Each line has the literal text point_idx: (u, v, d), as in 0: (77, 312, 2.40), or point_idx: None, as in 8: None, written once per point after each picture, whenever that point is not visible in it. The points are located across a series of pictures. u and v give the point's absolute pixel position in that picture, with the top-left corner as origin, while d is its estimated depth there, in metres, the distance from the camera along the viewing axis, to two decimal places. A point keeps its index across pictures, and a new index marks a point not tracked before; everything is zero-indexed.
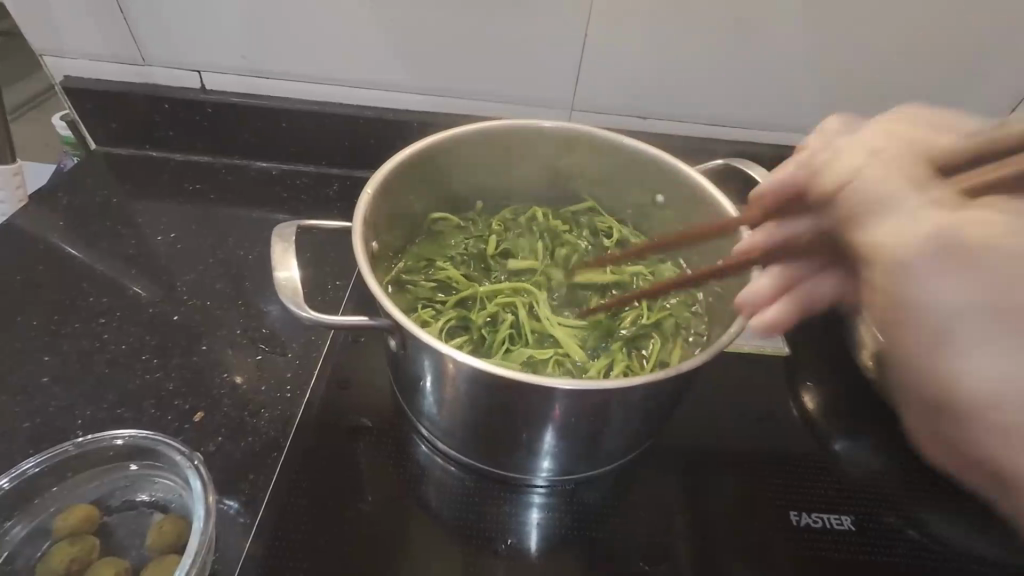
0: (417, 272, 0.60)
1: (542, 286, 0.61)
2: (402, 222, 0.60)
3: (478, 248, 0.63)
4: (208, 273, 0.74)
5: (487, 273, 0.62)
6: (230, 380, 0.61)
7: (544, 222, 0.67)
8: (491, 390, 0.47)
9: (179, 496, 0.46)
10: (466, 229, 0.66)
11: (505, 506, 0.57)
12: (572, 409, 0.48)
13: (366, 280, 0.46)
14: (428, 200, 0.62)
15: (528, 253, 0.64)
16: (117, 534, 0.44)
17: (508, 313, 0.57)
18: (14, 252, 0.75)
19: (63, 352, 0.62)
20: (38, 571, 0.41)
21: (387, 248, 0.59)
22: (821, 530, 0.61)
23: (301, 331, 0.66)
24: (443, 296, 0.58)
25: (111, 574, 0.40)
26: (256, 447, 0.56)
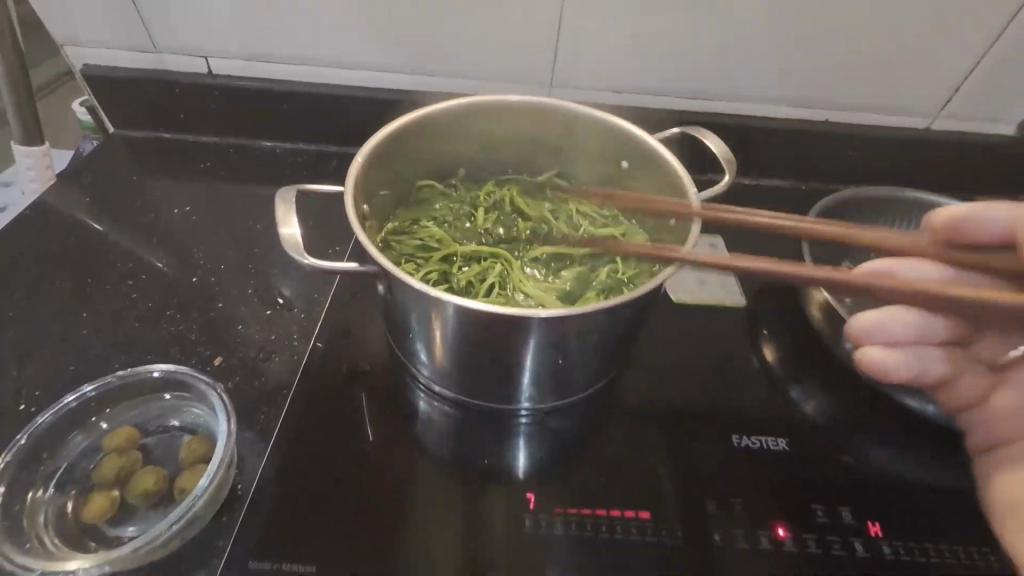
0: (405, 232, 0.67)
1: (518, 244, 0.67)
2: (391, 188, 0.67)
3: (461, 211, 0.70)
4: (221, 242, 0.83)
5: (469, 231, 0.68)
6: (243, 331, 0.69)
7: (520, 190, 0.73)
8: (466, 326, 0.54)
9: (205, 421, 0.54)
10: (449, 195, 0.73)
11: (484, 435, 0.64)
12: (542, 342, 0.55)
13: (357, 233, 0.54)
14: (413, 169, 0.69)
15: (506, 214, 0.70)
16: (157, 448, 0.52)
17: (487, 266, 0.62)
18: (46, 225, 0.84)
19: (97, 309, 0.71)
20: (94, 476, 0.49)
21: (378, 211, 0.66)
22: (797, 456, 0.62)
23: (306, 291, 0.74)
24: (427, 253, 0.64)
25: (154, 479, 0.49)
26: (268, 386, 0.64)
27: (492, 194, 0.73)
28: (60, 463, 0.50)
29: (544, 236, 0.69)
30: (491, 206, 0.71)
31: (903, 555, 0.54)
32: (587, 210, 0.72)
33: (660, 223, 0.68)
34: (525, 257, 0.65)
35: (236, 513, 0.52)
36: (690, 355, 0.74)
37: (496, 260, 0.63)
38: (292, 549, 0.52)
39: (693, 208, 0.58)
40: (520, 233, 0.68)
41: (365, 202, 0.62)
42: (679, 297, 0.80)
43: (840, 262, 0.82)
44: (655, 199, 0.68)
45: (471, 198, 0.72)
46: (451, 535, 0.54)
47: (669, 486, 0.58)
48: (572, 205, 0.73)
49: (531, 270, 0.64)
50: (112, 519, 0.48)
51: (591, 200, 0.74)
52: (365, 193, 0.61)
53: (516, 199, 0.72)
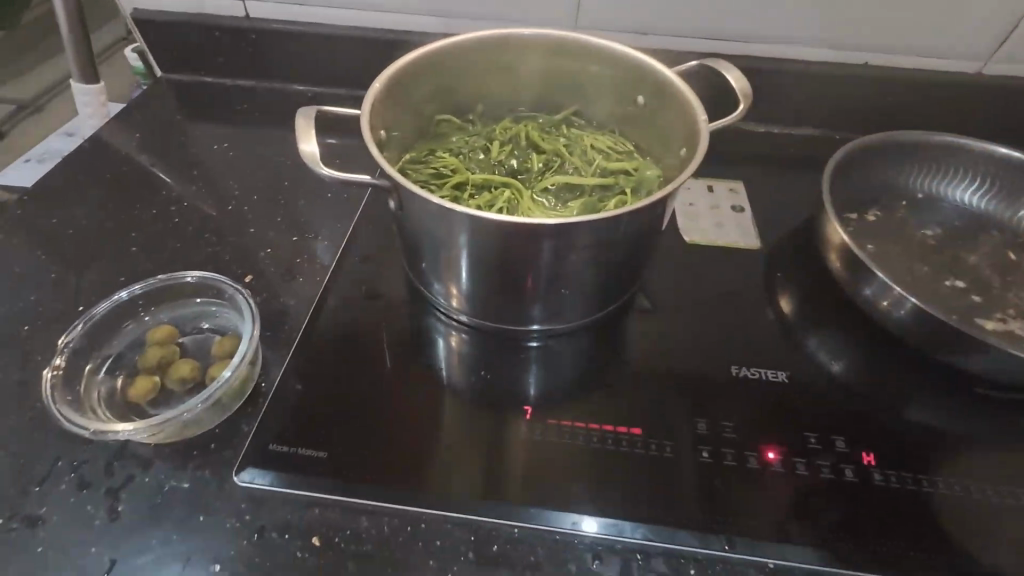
0: (421, 161, 0.69)
1: (529, 177, 0.68)
2: (409, 118, 0.69)
3: (477, 144, 0.72)
4: (256, 177, 0.88)
5: (483, 163, 0.70)
6: (271, 254, 0.74)
7: (535, 129, 0.74)
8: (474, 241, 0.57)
9: (234, 324, 0.59)
10: (466, 130, 0.75)
11: (491, 354, 0.66)
12: (545, 256, 0.58)
13: (370, 146, 0.56)
14: (432, 101, 0.71)
15: (520, 148, 0.72)
16: (193, 343, 0.58)
17: (498, 194, 0.65)
18: (101, 157, 0.91)
19: (144, 231, 0.78)
20: (139, 363, 0.55)
21: (396, 140, 0.68)
22: (796, 389, 0.64)
23: (332, 222, 0.79)
24: (441, 180, 0.67)
25: (189, 368, 0.55)
26: (293, 302, 0.69)
27: (509, 129, 0.74)
28: (112, 350, 0.56)
29: (556, 169, 0.70)
30: (506, 139, 0.73)
31: (893, 483, 0.55)
32: (601, 145, 0.73)
33: (674, 157, 0.68)
34: (535, 187, 0.67)
35: (260, 404, 0.57)
36: (698, 294, 0.74)
37: (507, 188, 0.65)
38: (310, 434, 0.55)
39: (703, 133, 0.58)
40: (533, 166, 0.69)
41: (383, 128, 0.65)
42: (693, 239, 0.80)
43: (866, 209, 0.80)
44: (670, 131, 0.68)
45: (487, 133, 0.74)
46: (456, 431, 0.57)
47: (667, 407, 0.60)
48: (588, 143, 0.73)
49: (540, 198, 0.66)
50: (154, 398, 0.54)
51: (606, 137, 0.75)
52: (383, 119, 0.64)
53: (530, 134, 0.73)
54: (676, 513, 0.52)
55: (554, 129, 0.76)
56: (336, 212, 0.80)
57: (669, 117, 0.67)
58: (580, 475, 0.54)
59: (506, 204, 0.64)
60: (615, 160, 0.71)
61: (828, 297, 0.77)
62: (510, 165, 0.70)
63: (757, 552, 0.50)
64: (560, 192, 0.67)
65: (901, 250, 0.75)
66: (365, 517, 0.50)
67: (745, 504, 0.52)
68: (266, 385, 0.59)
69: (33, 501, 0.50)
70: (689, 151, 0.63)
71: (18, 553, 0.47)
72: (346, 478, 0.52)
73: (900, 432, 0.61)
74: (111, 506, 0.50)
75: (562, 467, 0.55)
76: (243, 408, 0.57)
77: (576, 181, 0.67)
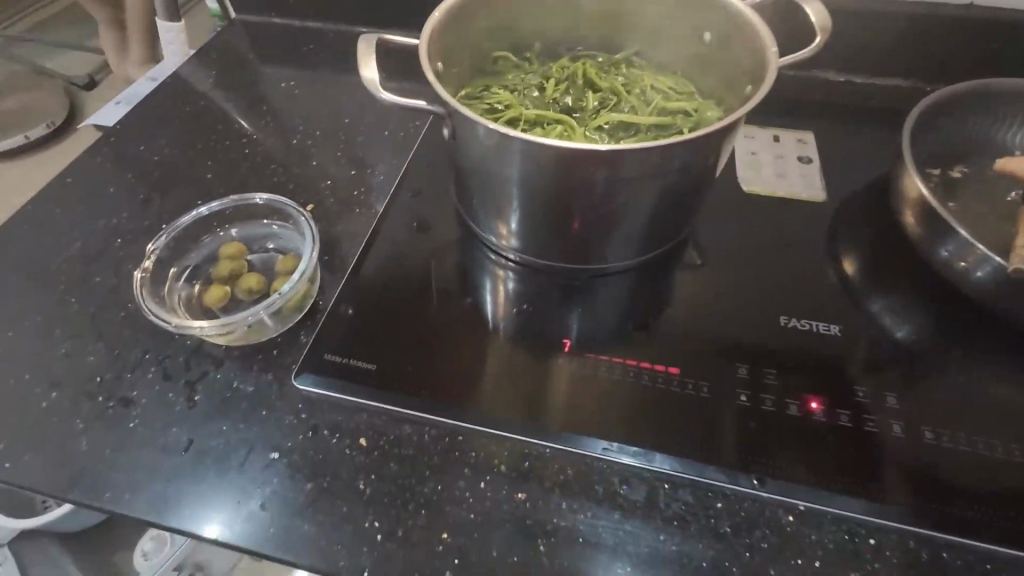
0: (476, 97, 0.70)
1: (583, 116, 0.67)
2: (466, 52, 0.69)
3: (533, 82, 0.71)
4: (319, 115, 0.91)
5: (538, 101, 0.69)
6: (331, 186, 0.78)
7: (593, 67, 0.72)
8: (524, 174, 0.57)
9: (296, 244, 0.64)
10: (523, 68, 0.74)
11: (535, 291, 0.68)
12: (594, 190, 0.57)
13: (425, 72, 0.57)
14: (490, 37, 0.71)
15: (576, 86, 0.71)
16: (260, 259, 0.63)
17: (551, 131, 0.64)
18: (182, 92, 0.97)
19: (218, 161, 0.83)
20: (213, 273, 0.61)
21: (452, 74, 0.69)
22: (850, 345, 0.61)
23: (388, 158, 0.81)
24: (494, 115, 0.67)
25: (257, 281, 0.60)
26: (349, 231, 0.72)
27: (566, 67, 0.73)
28: (191, 260, 0.62)
29: (611, 108, 0.69)
30: (562, 77, 0.72)
31: (945, 442, 0.53)
32: (661, 86, 0.70)
33: (738, 97, 0.65)
34: (589, 125, 0.66)
35: (318, 318, 0.62)
36: (751, 245, 0.72)
37: (560, 126, 0.65)
38: (362, 349, 0.60)
39: (772, 67, 0.55)
40: (588, 104, 0.68)
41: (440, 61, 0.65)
42: (752, 189, 0.76)
43: (951, 164, 0.73)
44: (737, 68, 0.64)
45: (543, 70, 0.73)
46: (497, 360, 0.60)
47: (709, 352, 0.60)
48: (647, 82, 0.70)
49: (593, 136, 0.65)
50: (225, 305, 0.59)
51: (666, 76, 0.72)
52: (440, 49, 0.64)
53: (587, 72, 0.72)
54: (707, 448, 0.52)
55: (612, 68, 0.74)
56: (392, 149, 0.83)
57: (736, 52, 0.63)
58: (613, 405, 0.55)
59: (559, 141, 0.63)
60: (674, 101, 0.69)
61: (898, 256, 0.72)
62: (565, 102, 0.69)
63: (789, 493, 0.50)
64: (614, 131, 0.66)
65: (987, 210, 0.69)
66: (407, 425, 0.54)
67: (780, 448, 0.52)
68: (323, 302, 0.64)
69: (126, 385, 0.57)
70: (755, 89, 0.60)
71: (114, 425, 0.54)
72: (395, 389, 0.56)
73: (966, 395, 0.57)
74: (190, 395, 0.56)
75: (596, 396, 0.56)
76: (302, 321, 0.61)
77: (632, 120, 0.65)
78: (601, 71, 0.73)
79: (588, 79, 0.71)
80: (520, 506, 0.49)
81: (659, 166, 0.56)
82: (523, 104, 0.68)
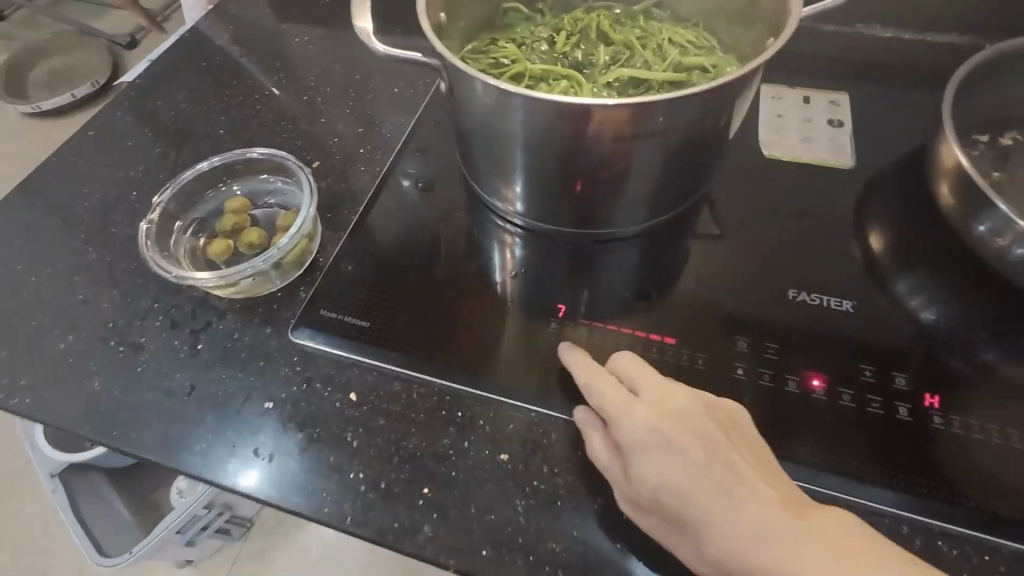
0: (482, 51, 0.67)
1: (592, 72, 0.64)
2: (473, 3, 0.66)
3: (543, 35, 0.68)
4: (331, 71, 0.90)
5: (546, 55, 0.66)
6: (339, 143, 0.77)
7: (607, 20, 0.68)
8: (523, 132, 0.55)
9: (298, 201, 0.64)
10: (534, 20, 0.70)
11: (535, 257, 0.66)
12: (597, 149, 0.55)
13: (422, 20, 0.54)
14: None
15: (588, 40, 0.67)
16: (263, 214, 0.64)
17: (556, 86, 0.61)
18: (200, 47, 0.97)
19: (231, 116, 0.84)
20: (216, 227, 0.62)
21: (458, 26, 0.66)
22: (865, 323, 0.58)
23: (396, 115, 0.80)
24: (499, 70, 0.64)
25: (256, 235, 0.60)
26: (353, 188, 0.72)
27: (579, 20, 0.69)
28: (197, 214, 0.63)
29: (623, 63, 0.65)
30: (575, 31, 0.68)
31: (956, 428, 0.50)
32: (679, 39, 0.66)
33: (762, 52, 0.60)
34: (598, 82, 0.62)
35: (318, 275, 0.63)
36: (768, 214, 0.68)
37: (566, 81, 0.61)
38: (359, 308, 0.60)
39: (796, 16, 0.50)
40: (598, 59, 0.65)
41: (444, 12, 0.62)
42: (774, 154, 0.72)
43: (999, 130, 0.67)
44: (763, 19, 0.59)
45: (554, 23, 0.69)
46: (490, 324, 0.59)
47: (710, 325, 0.58)
48: (664, 36, 0.66)
49: (602, 93, 0.62)
50: (227, 258, 0.60)
51: (687, 29, 0.67)
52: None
53: (600, 25, 0.68)
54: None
55: (629, 20, 0.69)
56: (401, 107, 0.81)
57: (762, 1, 0.58)
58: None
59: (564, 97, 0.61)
60: (692, 56, 0.64)
61: (929, 232, 0.67)
62: (575, 57, 0.65)
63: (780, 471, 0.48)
64: (623, 87, 0.62)
65: None
66: (397, 382, 0.54)
67: (774, 426, 0.50)
68: (323, 259, 0.64)
69: (136, 331, 0.59)
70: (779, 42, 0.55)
71: (124, 369, 0.57)
72: (386, 346, 0.57)
73: (985, 382, 0.54)
74: (193, 343, 0.58)
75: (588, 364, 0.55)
76: (303, 277, 0.62)
77: (643, 77, 0.61)
78: (616, 23, 0.69)
79: (602, 32, 0.67)
80: (502, 467, 0.49)
81: (666, 124, 0.52)
82: (530, 59, 0.65)
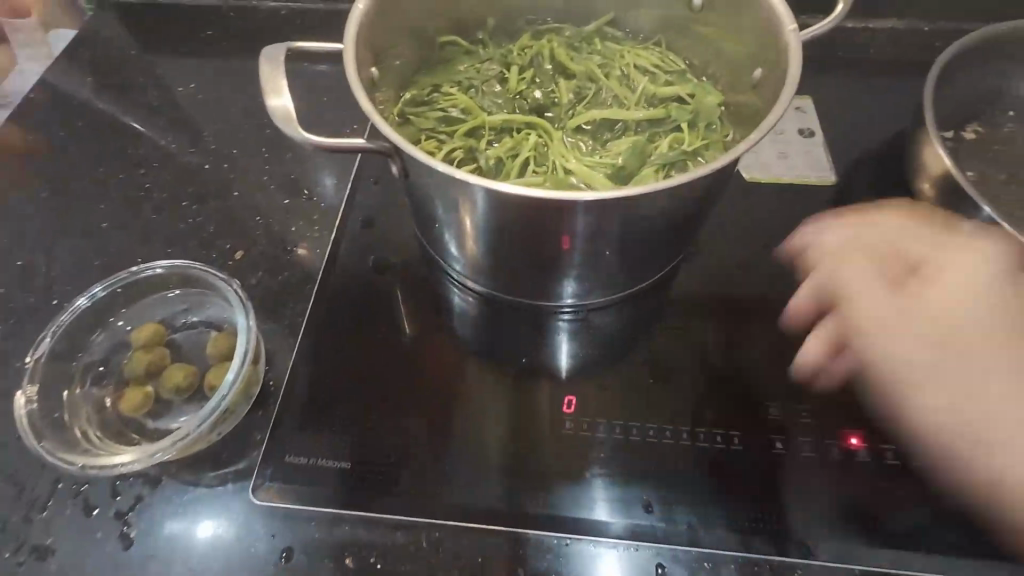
0: (424, 102, 0.56)
1: (559, 115, 0.55)
2: (404, 45, 0.55)
3: (492, 74, 0.58)
4: (233, 123, 0.75)
5: (501, 99, 0.57)
6: (263, 222, 0.64)
7: (561, 47, 0.60)
8: (501, 215, 0.46)
9: (227, 316, 0.52)
10: (476, 53, 0.60)
11: (526, 333, 0.57)
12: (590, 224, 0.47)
13: (355, 94, 0.43)
14: (433, 19, 0.56)
15: (545, 75, 0.58)
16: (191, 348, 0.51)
17: (523, 140, 0.52)
18: (52, 107, 0.78)
19: (114, 200, 0.67)
20: (125, 372, 0.49)
21: (389, 77, 0.55)
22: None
23: (327, 176, 0.68)
24: (450, 126, 0.54)
25: (182, 374, 0.48)
26: (293, 279, 0.60)
27: (529, 48, 0.60)
28: (95, 359, 0.50)
29: (591, 99, 0.56)
30: (527, 64, 0.59)
31: None
32: (646, 65, 0.59)
33: (738, 78, 0.54)
34: (568, 128, 0.54)
35: (271, 407, 0.51)
36: (761, 241, 0.63)
37: (534, 133, 0.53)
38: (332, 442, 0.50)
39: (791, 51, 0.44)
40: (563, 98, 0.56)
41: (375, 65, 0.51)
42: (751, 174, 0.67)
43: (963, 124, 0.66)
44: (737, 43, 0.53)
45: (502, 55, 0.59)
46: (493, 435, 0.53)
47: (732, 390, 0.52)
48: (628, 63, 0.59)
49: (575, 142, 0.54)
50: (149, 411, 0.48)
51: (650, 51, 0.60)
52: (371, 50, 0.49)
53: (556, 54, 0.59)
54: (738, 515, 0.46)
55: (584, 44, 0.61)
56: (328, 165, 0.68)
57: (734, 25, 0.52)
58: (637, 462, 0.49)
59: (535, 153, 0.52)
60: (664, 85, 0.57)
61: None
62: (535, 98, 0.56)
63: (834, 555, 0.45)
64: (598, 132, 0.54)
65: (1009, 179, 0.62)
66: (400, 535, 0.46)
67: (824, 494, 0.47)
68: (275, 382, 0.53)
69: (39, 530, 0.46)
70: (765, 74, 0.50)
71: None
72: (376, 493, 0.47)
73: None
74: (124, 532, 0.45)
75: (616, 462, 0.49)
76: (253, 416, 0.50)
77: (619, 119, 0.54)
78: (572, 50, 0.60)
79: (558, 63, 0.59)
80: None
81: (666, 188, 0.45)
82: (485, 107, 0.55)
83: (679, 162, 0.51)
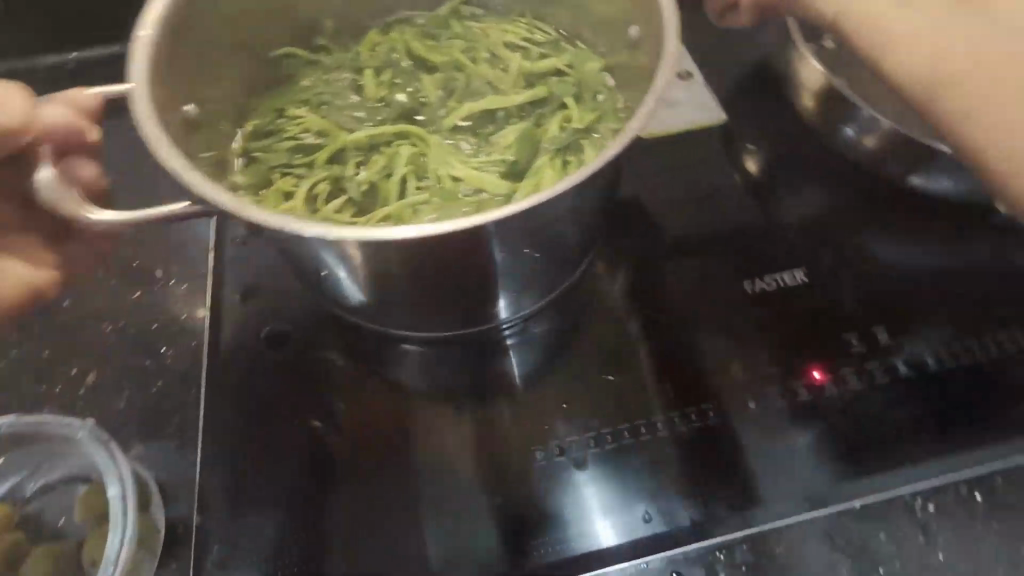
0: (269, 133, 0.48)
1: (430, 117, 0.49)
2: (222, 73, 0.45)
3: (345, 83, 0.50)
4: None
5: (362, 110, 0.49)
6: (114, 328, 0.53)
7: (413, 39, 0.52)
8: (387, 259, 0.39)
9: (91, 466, 0.44)
10: (320, 63, 0.51)
11: (460, 366, 0.50)
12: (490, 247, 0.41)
13: (165, 161, 0.33)
14: (252, 38, 0.47)
15: (403, 71, 0.51)
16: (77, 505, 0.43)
17: (395, 156, 0.46)
18: None
19: None
20: None
21: (214, 120, 0.45)
22: (818, 284, 0.54)
23: (186, 254, 0.57)
24: (305, 155, 0.46)
25: (52, 556, 0.40)
26: (168, 388, 0.50)
27: (381, 44, 0.52)
28: None
29: (463, 89, 0.50)
30: (382, 64, 0.51)
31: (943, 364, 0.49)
32: (513, 39, 0.53)
33: (607, 36, 0.50)
34: (445, 127, 0.48)
35: (181, 553, 0.42)
36: (670, 197, 0.61)
37: (407, 147, 0.46)
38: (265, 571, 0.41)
39: (667, 18, 0.40)
40: (431, 96, 0.50)
41: (192, 103, 0.42)
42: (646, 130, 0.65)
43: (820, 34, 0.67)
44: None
45: (350, 59, 0.51)
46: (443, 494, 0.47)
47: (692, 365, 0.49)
48: (494, 43, 0.52)
49: (457, 141, 0.48)
50: None
51: (514, 24, 0.54)
52: (174, 95, 0.40)
53: (411, 47, 0.52)
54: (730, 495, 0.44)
55: (440, 29, 0.54)
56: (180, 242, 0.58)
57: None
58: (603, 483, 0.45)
59: (413, 168, 0.45)
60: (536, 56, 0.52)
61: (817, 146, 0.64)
62: (397, 100, 0.49)
63: (829, 501, 0.44)
64: (479, 126, 0.48)
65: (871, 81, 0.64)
66: None
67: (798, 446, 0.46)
68: (176, 522, 0.44)
69: None
70: (637, 32, 0.45)
71: None
72: None
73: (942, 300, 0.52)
74: None
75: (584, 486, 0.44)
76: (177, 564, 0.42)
77: (499, 110, 0.48)
78: (428, 37, 0.53)
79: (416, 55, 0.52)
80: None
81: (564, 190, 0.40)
82: (344, 124, 0.48)
83: (572, 143, 0.46)
